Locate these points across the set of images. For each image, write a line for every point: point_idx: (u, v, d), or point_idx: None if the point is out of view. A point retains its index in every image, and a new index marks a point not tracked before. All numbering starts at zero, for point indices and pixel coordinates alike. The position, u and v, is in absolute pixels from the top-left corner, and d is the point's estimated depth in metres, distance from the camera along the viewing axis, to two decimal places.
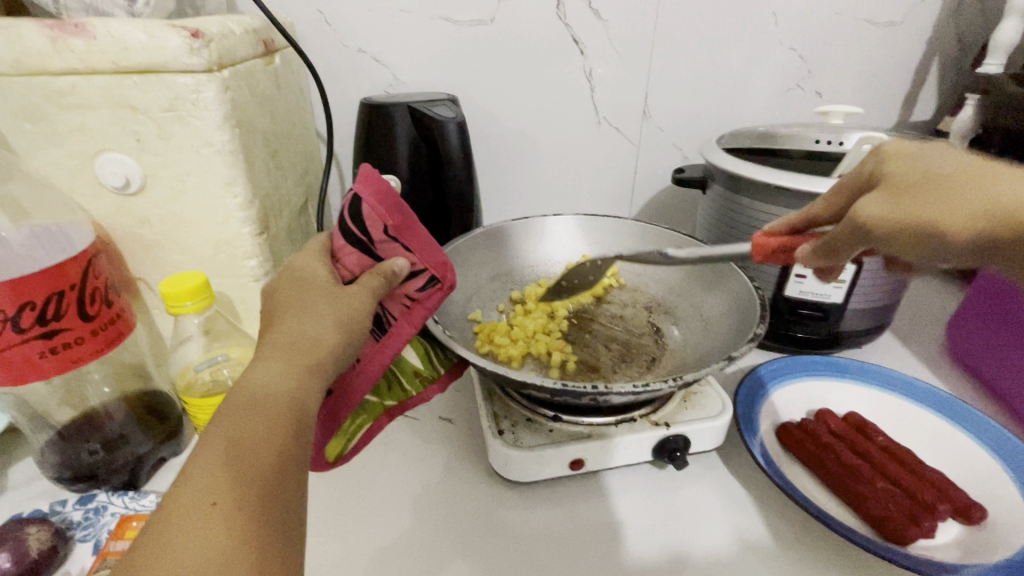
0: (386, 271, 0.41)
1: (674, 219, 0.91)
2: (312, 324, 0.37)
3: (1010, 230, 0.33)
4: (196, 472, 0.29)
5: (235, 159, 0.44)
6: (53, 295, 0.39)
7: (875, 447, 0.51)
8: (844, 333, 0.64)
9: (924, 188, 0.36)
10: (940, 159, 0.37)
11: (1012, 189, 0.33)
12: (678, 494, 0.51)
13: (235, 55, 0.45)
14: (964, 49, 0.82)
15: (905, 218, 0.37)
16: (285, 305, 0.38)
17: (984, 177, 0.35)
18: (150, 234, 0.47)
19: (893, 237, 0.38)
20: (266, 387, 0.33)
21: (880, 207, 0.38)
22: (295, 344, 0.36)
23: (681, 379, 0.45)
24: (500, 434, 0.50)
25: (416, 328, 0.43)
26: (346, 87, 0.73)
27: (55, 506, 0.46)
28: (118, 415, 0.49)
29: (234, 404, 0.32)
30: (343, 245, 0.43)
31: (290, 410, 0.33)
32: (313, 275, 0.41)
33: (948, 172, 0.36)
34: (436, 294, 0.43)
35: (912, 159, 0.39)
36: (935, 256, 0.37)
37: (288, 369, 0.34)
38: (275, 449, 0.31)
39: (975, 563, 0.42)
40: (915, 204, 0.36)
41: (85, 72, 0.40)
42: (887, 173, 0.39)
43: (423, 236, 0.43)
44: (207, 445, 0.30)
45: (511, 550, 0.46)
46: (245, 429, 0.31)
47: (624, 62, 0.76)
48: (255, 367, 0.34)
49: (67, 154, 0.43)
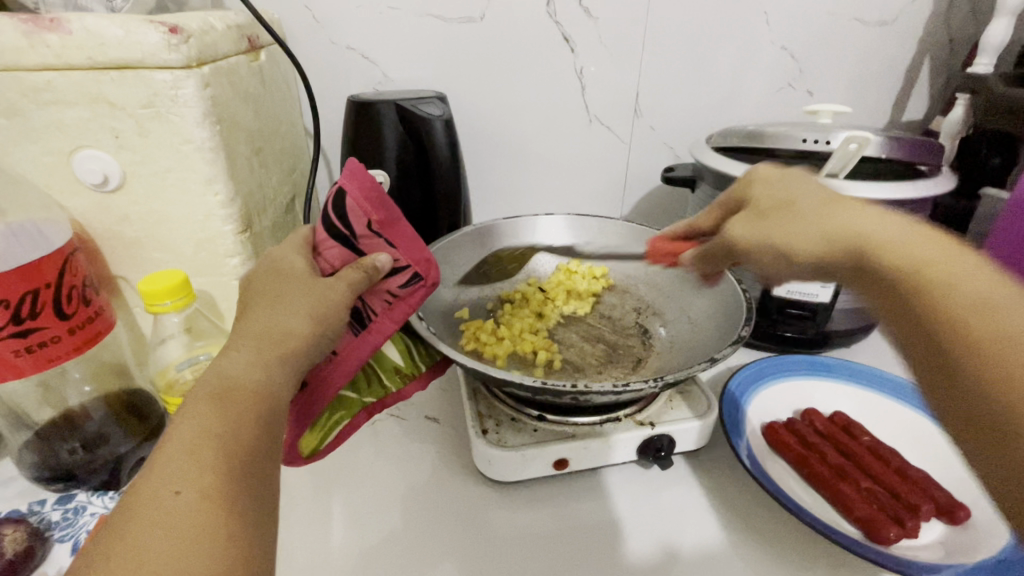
0: (367, 267, 0.40)
1: (665, 218, 0.91)
2: (283, 313, 0.37)
3: (840, 251, 0.33)
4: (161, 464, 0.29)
5: (215, 156, 0.44)
6: (28, 293, 0.39)
7: (860, 447, 0.51)
8: (832, 332, 0.64)
9: (776, 213, 0.38)
10: (799, 186, 0.39)
11: (848, 216, 0.34)
12: (663, 493, 0.51)
13: (216, 51, 0.45)
14: (955, 48, 0.82)
15: (762, 235, 0.39)
16: (257, 296, 0.38)
17: (830, 204, 0.35)
18: (130, 232, 0.47)
19: (754, 254, 0.40)
20: (234, 377, 0.33)
21: (741, 227, 0.41)
22: (266, 334, 0.36)
23: (661, 378, 0.45)
24: (483, 433, 0.50)
25: (397, 324, 0.43)
26: (334, 84, 0.73)
27: (35, 506, 0.45)
28: (97, 414, 0.49)
29: (202, 394, 0.32)
30: (325, 239, 0.42)
31: (258, 400, 0.33)
32: (290, 268, 0.39)
33: (802, 199, 0.37)
34: (420, 291, 0.43)
35: (779, 183, 0.40)
36: (794, 276, 0.37)
37: (258, 360, 0.34)
38: (242, 438, 0.31)
39: (957, 562, 0.42)
40: (769, 226, 0.38)
41: (61, 68, 0.40)
42: (756, 196, 0.42)
43: (407, 232, 0.43)
44: (173, 437, 0.30)
45: (493, 550, 0.46)
46: (212, 419, 0.31)
47: (614, 60, 0.76)
48: (226, 357, 0.34)
49: (44, 150, 0.43)
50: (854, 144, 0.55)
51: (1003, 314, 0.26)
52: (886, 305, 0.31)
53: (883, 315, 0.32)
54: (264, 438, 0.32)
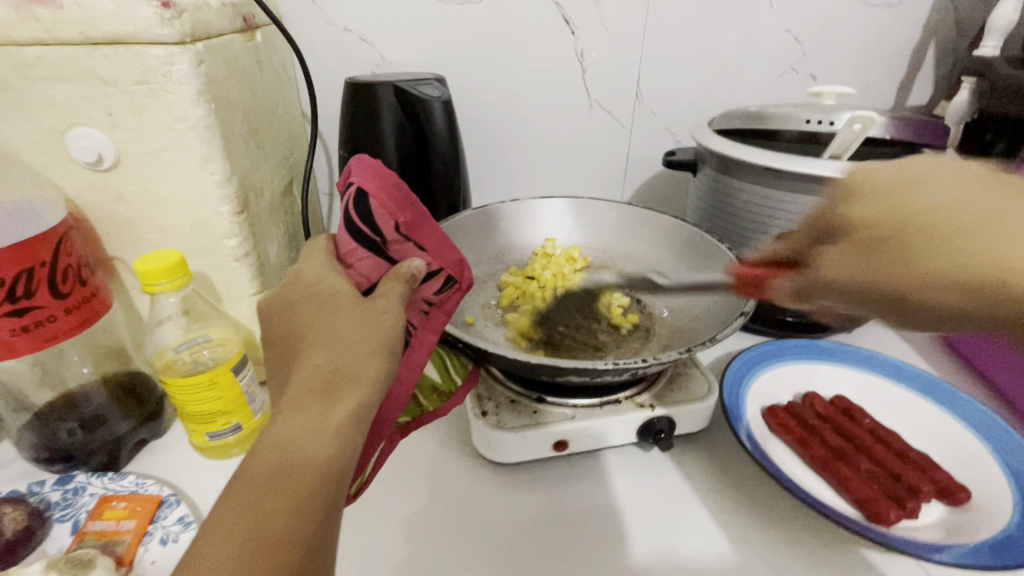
0: (406, 275, 0.38)
1: (666, 203, 0.90)
2: (347, 357, 0.32)
3: (982, 293, 0.29)
4: (203, 565, 0.24)
5: (211, 135, 0.43)
6: (22, 272, 0.38)
7: (861, 430, 0.50)
8: (832, 317, 0.63)
9: (894, 246, 0.32)
10: (938, 191, 0.32)
11: (992, 246, 0.29)
12: (663, 477, 0.51)
13: (210, 27, 0.44)
14: (962, 32, 0.81)
15: (867, 274, 0.34)
16: (312, 332, 0.33)
17: (974, 226, 0.30)
18: (126, 213, 0.46)
19: (850, 295, 0.35)
20: (297, 446, 0.28)
21: (845, 267, 0.35)
22: (331, 384, 0.31)
23: (711, 341, 0.46)
24: (483, 415, 0.50)
25: (437, 334, 0.42)
26: (332, 68, 0.72)
27: (34, 487, 0.46)
28: (97, 395, 0.48)
29: (261, 465, 0.28)
30: (353, 249, 0.40)
31: (323, 478, 0.28)
32: (333, 290, 0.35)
33: (946, 218, 0.31)
34: (454, 294, 0.42)
35: (885, 194, 0.34)
36: (902, 316, 0.34)
37: (323, 421, 0.29)
38: (307, 531, 0.26)
39: (958, 542, 0.42)
40: (884, 267, 0.33)
41: (52, 43, 0.39)
42: (853, 217, 0.35)
43: (434, 233, 0.42)
44: (221, 525, 0.26)
45: (493, 532, 0.46)
46: (271, 506, 0.26)
47: (614, 44, 0.75)
48: (284, 414, 0.30)
49: (36, 128, 0.42)
50: (859, 125, 0.54)
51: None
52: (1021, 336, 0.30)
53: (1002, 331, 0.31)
54: (326, 529, 0.27)
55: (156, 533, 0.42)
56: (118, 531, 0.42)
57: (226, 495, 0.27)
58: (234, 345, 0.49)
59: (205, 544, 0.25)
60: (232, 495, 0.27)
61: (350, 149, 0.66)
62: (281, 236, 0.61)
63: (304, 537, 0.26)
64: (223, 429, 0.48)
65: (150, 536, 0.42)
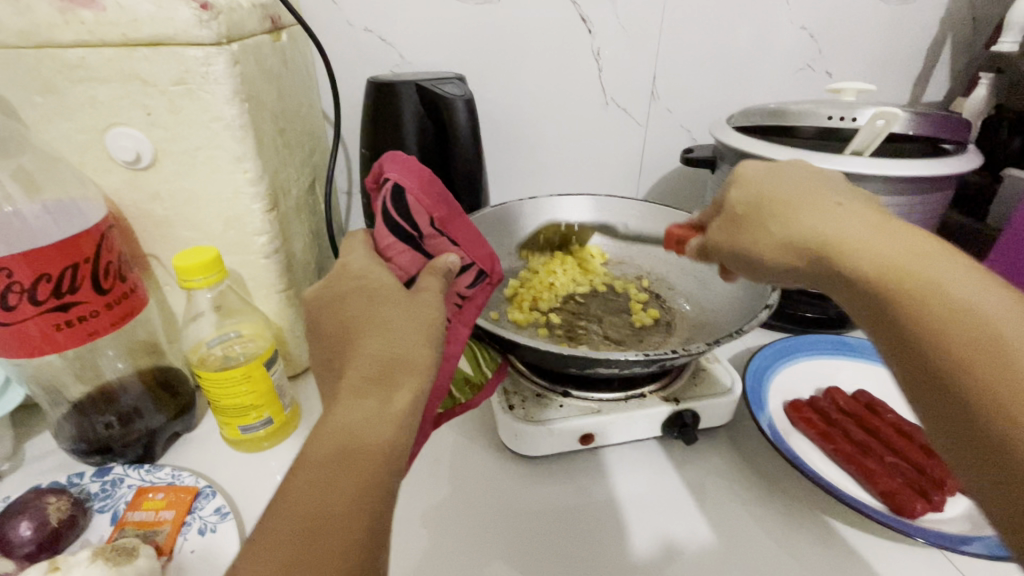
0: (442, 269, 0.39)
1: (680, 200, 0.90)
2: (401, 347, 0.33)
3: (809, 258, 0.32)
4: (276, 539, 0.26)
5: (245, 134, 0.44)
6: (68, 268, 0.39)
7: (884, 425, 0.51)
8: (852, 312, 0.64)
9: (749, 218, 0.36)
10: (789, 182, 0.36)
11: (817, 221, 0.32)
12: (687, 470, 0.52)
13: (243, 29, 0.45)
14: (979, 27, 0.81)
15: (734, 243, 0.38)
16: (365, 322, 0.34)
17: (799, 207, 0.34)
18: (161, 211, 0.47)
19: (733, 260, 0.39)
20: (356, 432, 0.29)
21: (726, 235, 0.39)
22: (387, 371, 0.32)
23: (740, 334, 0.47)
24: (510, 409, 0.50)
25: (469, 327, 0.43)
26: (352, 68, 0.73)
27: (73, 478, 0.47)
28: (133, 389, 0.49)
29: (324, 449, 0.29)
30: (391, 243, 0.41)
31: (384, 464, 0.29)
32: (379, 283, 0.37)
33: (786, 200, 0.35)
34: (485, 288, 0.44)
35: (759, 182, 0.37)
36: (758, 281, 0.37)
37: (383, 408, 0.30)
38: (369, 512, 0.28)
39: (984, 535, 0.43)
40: (742, 236, 0.37)
41: (95, 45, 0.40)
42: (727, 197, 0.39)
43: (466, 229, 0.44)
44: (290, 504, 0.27)
45: (520, 524, 0.47)
46: (338, 487, 0.28)
47: (630, 43, 0.76)
48: (342, 400, 0.31)
49: (77, 128, 0.43)
50: (882, 120, 0.55)
51: (871, 247, 0.30)
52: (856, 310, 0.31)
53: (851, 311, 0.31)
54: (384, 510, 0.29)
55: (194, 523, 0.43)
56: (157, 521, 0.43)
57: (292, 475, 0.29)
58: (265, 340, 0.50)
59: (277, 518, 0.27)
60: (300, 476, 0.29)
61: (372, 148, 0.67)
62: (306, 233, 0.62)
63: (366, 519, 0.28)
64: (256, 423, 0.49)
65: (188, 526, 0.43)
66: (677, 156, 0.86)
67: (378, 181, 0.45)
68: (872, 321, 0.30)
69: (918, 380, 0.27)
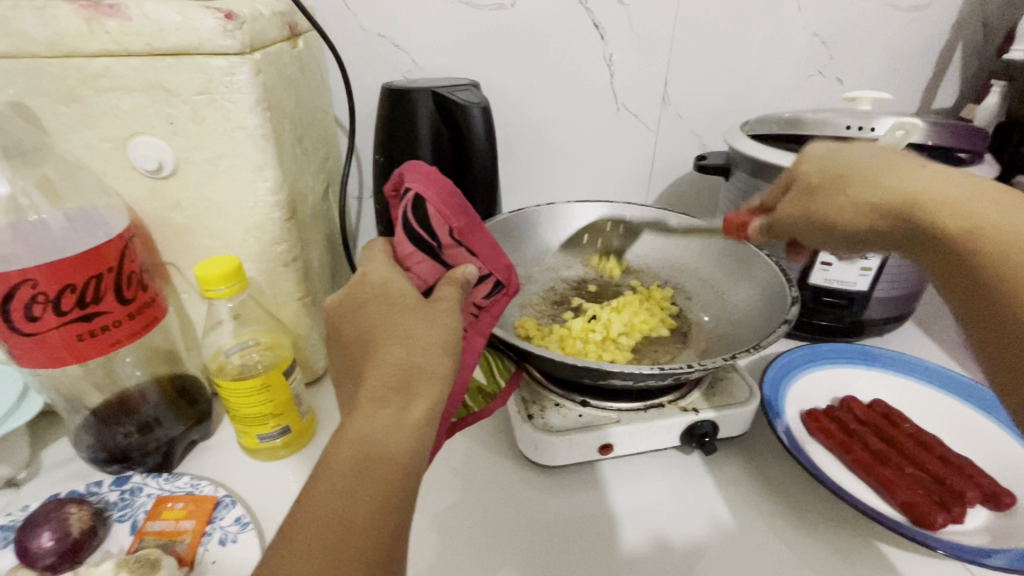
0: (461, 279, 0.40)
1: (691, 207, 0.90)
2: (420, 358, 0.33)
3: (896, 220, 0.35)
4: (296, 554, 0.26)
5: (266, 143, 0.44)
6: (92, 278, 0.39)
7: (902, 434, 0.51)
8: (867, 321, 0.64)
9: (816, 190, 0.41)
10: (870, 152, 0.39)
11: (909, 183, 0.35)
12: (704, 480, 0.52)
13: (265, 37, 0.45)
14: (989, 34, 0.81)
15: (803, 213, 0.42)
16: (385, 330, 0.34)
17: (886, 170, 0.36)
18: (182, 219, 0.47)
19: (804, 231, 0.43)
20: (376, 443, 0.29)
21: (792, 206, 0.43)
22: (406, 381, 0.32)
23: (758, 348, 0.47)
24: (529, 418, 0.50)
25: (484, 338, 0.43)
26: (366, 74, 0.73)
27: (92, 487, 0.46)
28: (152, 397, 0.49)
29: (341, 460, 0.29)
30: (411, 252, 0.41)
31: (403, 476, 0.29)
32: (396, 293, 0.37)
33: (868, 164, 0.38)
34: (501, 299, 0.44)
35: (830, 156, 0.41)
36: (842, 246, 0.41)
37: (401, 418, 0.30)
38: (386, 527, 0.28)
39: (1005, 547, 0.43)
40: (819, 203, 0.40)
41: (119, 54, 0.40)
42: (804, 170, 0.43)
43: (485, 241, 0.43)
44: (311, 515, 0.27)
45: (537, 535, 0.46)
46: (357, 501, 0.28)
47: (643, 50, 0.76)
48: (360, 409, 0.31)
49: (100, 137, 0.43)
50: (901, 131, 0.55)
51: (949, 197, 0.33)
52: (949, 278, 0.33)
53: (944, 280, 0.34)
54: (402, 527, 0.29)
55: (215, 533, 0.43)
56: (177, 531, 0.43)
57: (309, 484, 0.28)
58: (284, 349, 0.50)
59: (298, 532, 0.27)
60: (318, 487, 0.28)
61: (387, 153, 0.66)
62: (321, 240, 0.61)
63: (383, 534, 0.28)
64: (273, 432, 0.49)
65: (209, 536, 0.43)
66: (688, 162, 0.86)
67: (398, 188, 0.44)
68: (959, 288, 0.33)
69: (998, 332, 0.31)
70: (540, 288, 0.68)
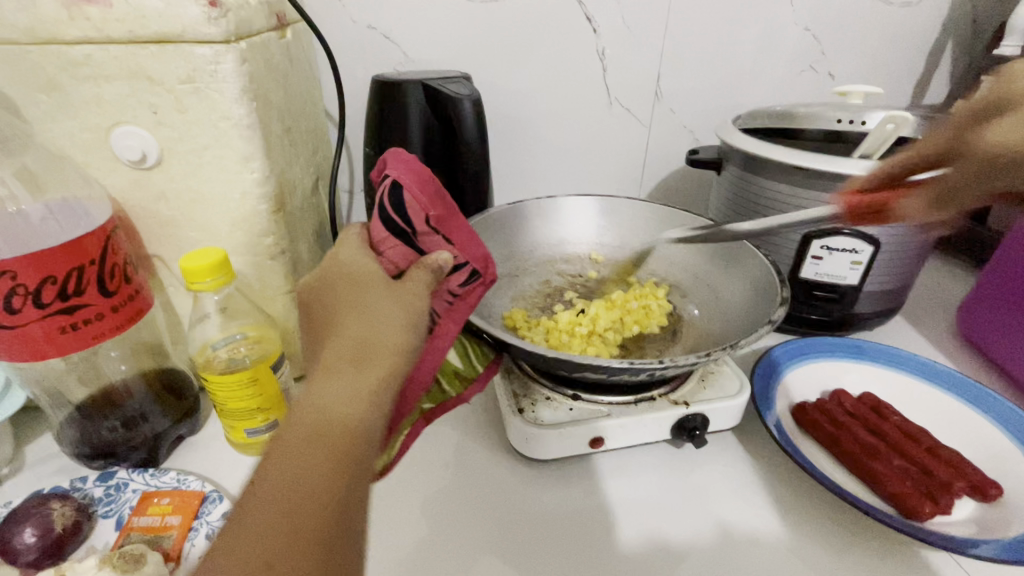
0: (434, 265, 0.39)
1: (683, 202, 0.90)
2: (380, 330, 0.33)
3: None
4: (250, 523, 0.26)
5: (253, 133, 0.44)
6: (73, 271, 0.39)
7: (890, 427, 0.51)
8: (857, 315, 0.64)
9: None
10: None
11: None
12: (695, 473, 0.52)
13: (251, 26, 0.44)
14: (979, 31, 0.81)
15: None
16: (345, 306, 0.34)
17: None
18: (167, 211, 0.46)
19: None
20: (331, 412, 0.29)
21: (1009, 130, 0.34)
22: (364, 352, 0.32)
23: (735, 346, 0.46)
24: (520, 411, 0.50)
25: (459, 324, 0.42)
26: (357, 67, 0.72)
27: (76, 483, 0.46)
28: (138, 392, 0.49)
29: (296, 430, 0.28)
30: (385, 237, 0.39)
31: (358, 443, 0.29)
32: (363, 272, 0.37)
33: None
34: (478, 288, 0.43)
35: None
36: None
37: (357, 386, 0.30)
38: (343, 495, 0.27)
39: (991, 537, 0.43)
40: None
41: (101, 41, 0.39)
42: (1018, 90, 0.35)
43: (461, 227, 0.42)
44: (265, 484, 0.27)
45: (528, 529, 0.46)
46: (311, 469, 0.27)
47: (636, 43, 0.75)
48: (317, 382, 0.30)
49: (82, 127, 0.42)
50: (892, 125, 0.54)
51: None
52: None
53: None
54: (359, 496, 0.28)
55: (201, 528, 0.43)
56: (163, 527, 0.43)
57: (264, 456, 0.28)
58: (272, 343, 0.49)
59: (251, 500, 0.27)
60: (273, 457, 0.28)
61: (377, 146, 0.66)
62: (310, 234, 0.61)
63: (340, 502, 0.27)
64: (261, 426, 0.49)
65: (196, 531, 0.43)
66: (680, 157, 0.85)
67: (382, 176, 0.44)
68: None
69: None
70: (535, 281, 0.69)
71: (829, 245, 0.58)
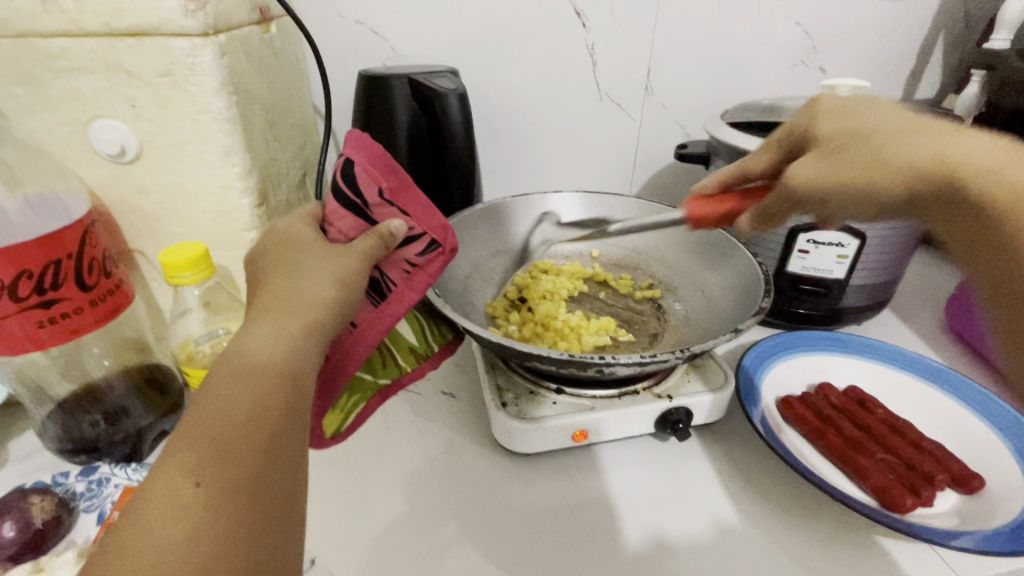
0: (383, 233, 0.39)
1: (675, 197, 0.90)
2: (307, 285, 0.36)
3: (929, 184, 0.32)
4: (178, 449, 0.28)
5: (232, 127, 0.43)
6: (50, 264, 0.39)
7: (874, 420, 0.51)
8: (844, 309, 0.64)
9: (861, 145, 0.35)
10: (886, 112, 0.36)
11: (919, 145, 0.33)
12: (679, 466, 0.52)
13: (230, 19, 0.44)
14: (971, 24, 0.81)
15: (836, 177, 0.35)
16: (279, 266, 0.37)
17: (907, 133, 0.34)
18: (147, 205, 0.46)
19: (832, 199, 0.36)
20: (256, 354, 0.32)
21: (811, 169, 0.36)
22: (290, 304, 0.35)
23: (687, 349, 0.45)
24: (503, 405, 0.50)
25: (417, 294, 0.42)
26: (344, 61, 0.71)
27: (58, 477, 0.45)
28: (119, 386, 0.48)
29: (225, 369, 0.31)
30: (335, 209, 0.41)
31: (281, 379, 0.31)
32: (301, 237, 0.39)
33: (888, 124, 0.35)
34: (438, 258, 0.41)
35: (849, 116, 0.37)
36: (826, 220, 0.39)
37: (283, 334, 0.33)
38: (265, 423, 0.29)
39: (972, 529, 0.43)
40: (852, 164, 0.35)
41: (77, 34, 0.39)
42: (819, 132, 0.38)
43: (420, 199, 0.41)
44: (195, 416, 0.29)
45: (509, 522, 0.46)
46: (235, 401, 0.29)
47: (626, 38, 0.75)
48: (247, 332, 0.33)
49: (61, 120, 0.42)
50: None
51: (970, 158, 0.31)
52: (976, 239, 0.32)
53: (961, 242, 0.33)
54: (287, 426, 0.30)
55: None
56: None
57: (194, 397, 0.30)
58: None
59: (183, 438, 0.28)
60: (203, 395, 0.30)
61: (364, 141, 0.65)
62: None
63: (264, 429, 0.29)
64: None
65: None
66: (671, 152, 0.85)
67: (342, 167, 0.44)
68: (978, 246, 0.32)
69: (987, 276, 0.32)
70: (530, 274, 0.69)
71: (815, 238, 0.58)
